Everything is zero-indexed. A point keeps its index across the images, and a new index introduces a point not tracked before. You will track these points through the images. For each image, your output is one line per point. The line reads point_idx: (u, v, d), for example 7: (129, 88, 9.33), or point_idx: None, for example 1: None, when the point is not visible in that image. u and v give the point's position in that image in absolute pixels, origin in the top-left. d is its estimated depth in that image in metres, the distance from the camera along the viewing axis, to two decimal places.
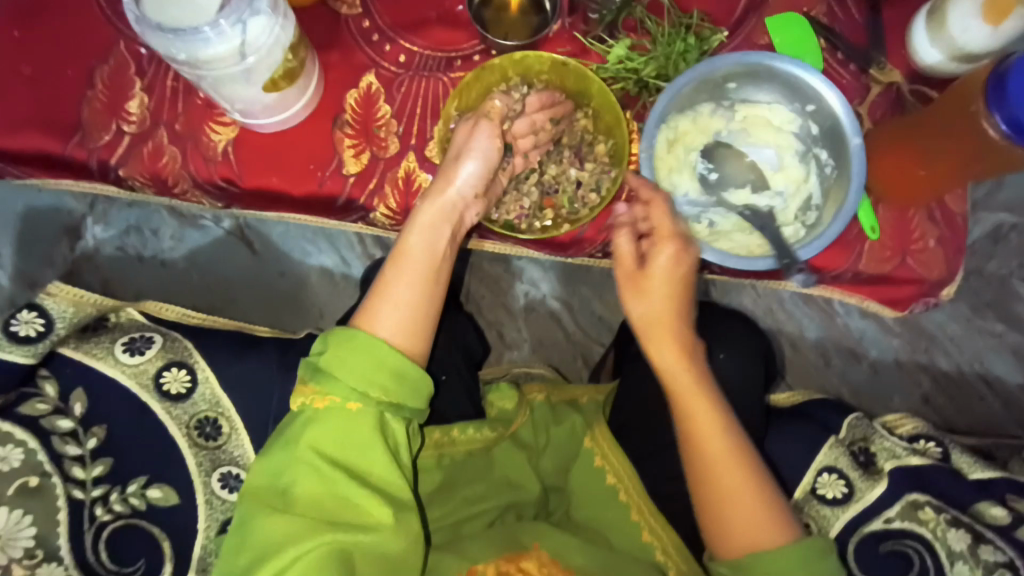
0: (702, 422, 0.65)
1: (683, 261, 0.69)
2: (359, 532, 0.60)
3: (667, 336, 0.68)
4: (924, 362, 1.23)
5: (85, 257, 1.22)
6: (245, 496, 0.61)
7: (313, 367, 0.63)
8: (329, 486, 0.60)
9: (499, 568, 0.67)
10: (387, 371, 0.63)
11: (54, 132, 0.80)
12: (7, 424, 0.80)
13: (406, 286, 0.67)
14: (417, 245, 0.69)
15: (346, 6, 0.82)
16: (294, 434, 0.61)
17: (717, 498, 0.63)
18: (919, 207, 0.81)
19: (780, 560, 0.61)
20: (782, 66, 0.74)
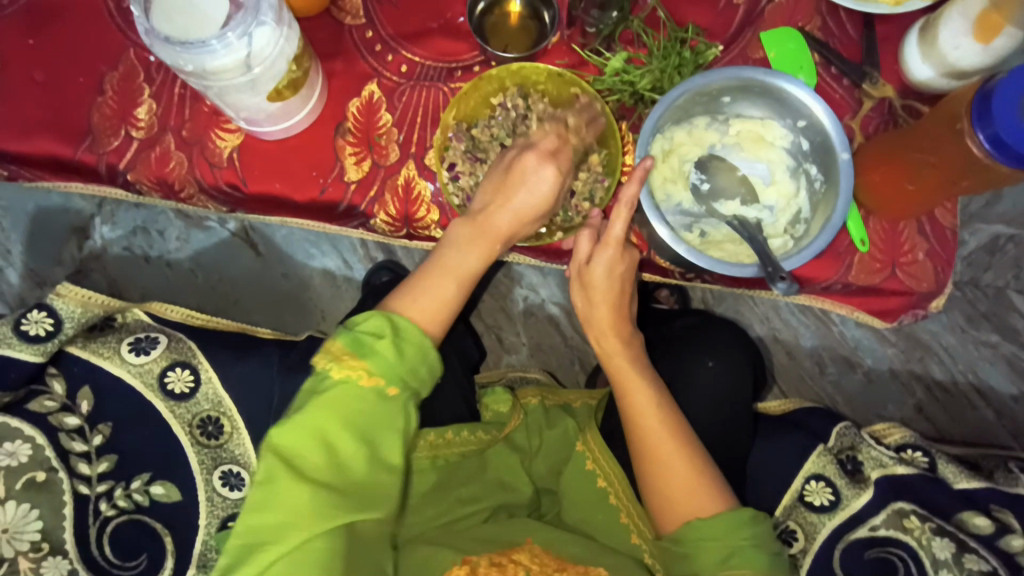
0: (635, 402, 0.70)
1: (622, 262, 0.71)
2: (370, 509, 0.60)
3: (611, 337, 0.73)
4: (919, 371, 1.24)
5: (92, 256, 1.25)
6: (264, 454, 0.58)
7: (361, 344, 0.63)
8: (354, 456, 0.60)
9: (493, 560, 0.67)
10: (422, 359, 0.65)
11: (64, 136, 0.82)
12: (16, 420, 0.82)
13: (420, 285, 0.71)
14: (454, 265, 0.72)
15: (350, 17, 0.84)
16: (330, 393, 0.60)
17: (652, 472, 0.68)
18: (909, 220, 0.82)
19: (715, 526, 0.64)
20: (771, 82, 0.75)
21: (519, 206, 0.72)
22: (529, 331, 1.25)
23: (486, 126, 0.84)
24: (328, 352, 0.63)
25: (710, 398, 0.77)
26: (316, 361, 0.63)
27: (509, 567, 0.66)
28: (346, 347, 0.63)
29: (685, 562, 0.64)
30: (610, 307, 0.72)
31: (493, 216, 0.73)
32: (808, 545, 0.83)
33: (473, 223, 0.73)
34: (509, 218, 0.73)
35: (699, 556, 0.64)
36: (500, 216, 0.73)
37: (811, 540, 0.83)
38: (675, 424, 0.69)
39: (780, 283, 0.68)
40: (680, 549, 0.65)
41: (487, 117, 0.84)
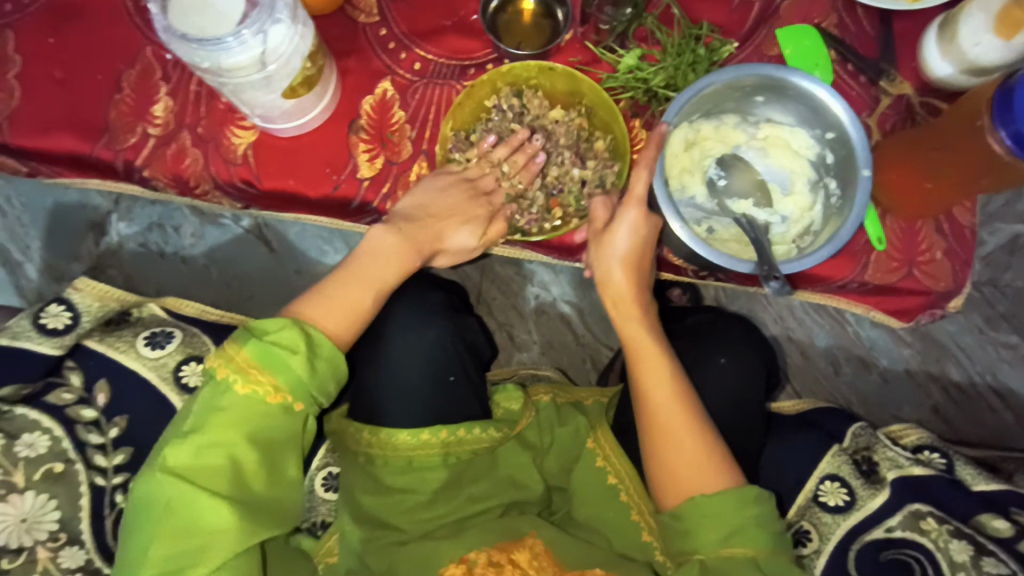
0: (648, 373, 0.69)
1: (646, 225, 0.71)
2: (280, 522, 0.61)
3: (628, 301, 0.72)
4: (935, 372, 1.22)
5: (109, 252, 1.27)
6: (165, 479, 0.56)
7: (267, 351, 0.60)
8: (260, 474, 0.60)
9: (491, 557, 0.70)
10: (331, 373, 0.64)
11: (82, 133, 0.84)
12: (35, 411, 0.82)
13: (338, 288, 0.69)
14: (371, 273, 0.72)
15: (364, 14, 0.85)
16: (231, 409, 0.59)
17: (657, 445, 0.67)
18: (927, 219, 0.81)
19: (717, 504, 0.64)
20: (808, 87, 0.74)
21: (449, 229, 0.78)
22: (540, 329, 1.25)
23: (484, 130, 0.84)
24: (232, 363, 0.60)
25: (723, 395, 0.76)
26: (215, 369, 0.60)
27: (506, 569, 0.68)
28: (254, 360, 0.60)
29: (687, 538, 0.64)
30: (629, 274, 0.72)
31: (418, 228, 0.76)
32: (822, 545, 0.82)
33: (400, 233, 0.75)
34: (430, 234, 0.77)
35: (698, 533, 0.64)
36: (427, 230, 0.77)
37: (826, 540, 0.82)
38: (686, 398, 0.69)
39: (772, 283, 0.67)
40: (679, 525, 0.65)
41: (484, 120, 0.85)
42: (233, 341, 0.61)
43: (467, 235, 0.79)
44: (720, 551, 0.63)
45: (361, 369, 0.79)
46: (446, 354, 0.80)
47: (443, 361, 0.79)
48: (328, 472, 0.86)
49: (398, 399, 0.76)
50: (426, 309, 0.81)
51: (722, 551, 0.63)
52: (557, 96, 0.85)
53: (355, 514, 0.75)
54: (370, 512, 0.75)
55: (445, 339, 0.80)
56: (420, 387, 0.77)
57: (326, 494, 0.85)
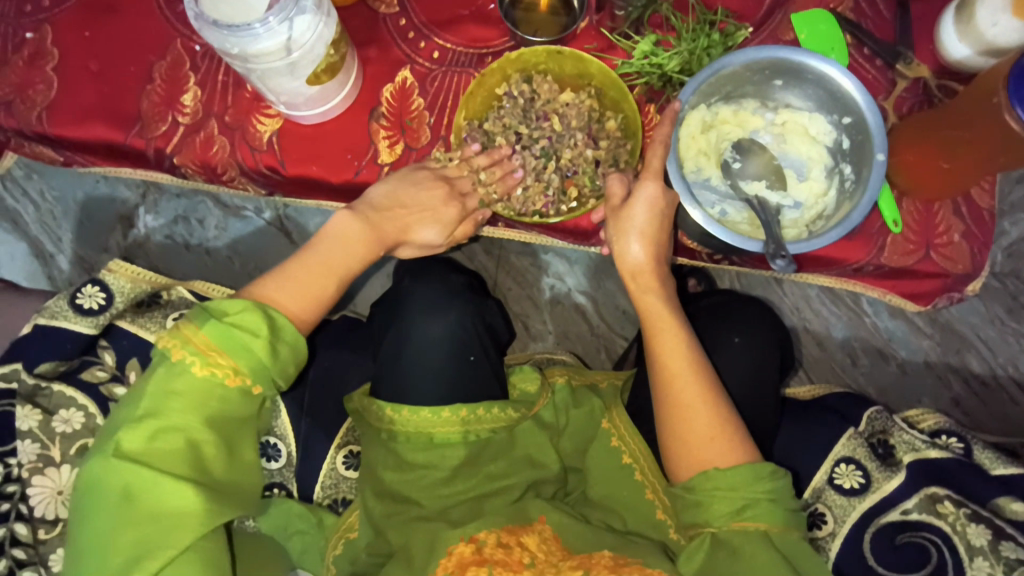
0: (665, 346, 0.70)
1: (664, 200, 0.72)
2: (242, 504, 0.63)
3: (647, 276, 0.73)
4: (955, 364, 1.21)
5: (137, 243, 1.32)
6: (120, 464, 0.57)
7: (225, 332, 0.62)
8: (219, 457, 0.61)
9: (501, 539, 0.69)
10: (292, 356, 0.66)
11: (115, 122, 0.87)
12: (71, 389, 0.85)
13: (301, 268, 0.71)
14: (335, 259, 0.74)
15: (384, 5, 0.87)
16: (187, 391, 0.60)
17: (673, 417, 0.68)
18: (945, 201, 0.81)
19: (730, 477, 0.65)
20: (827, 71, 0.74)
21: (416, 225, 0.80)
22: (555, 319, 1.26)
23: (496, 118, 0.85)
24: (190, 344, 0.61)
25: (738, 375, 0.76)
26: (169, 349, 0.61)
27: (514, 550, 0.68)
28: (212, 341, 0.61)
29: (698, 510, 0.66)
30: (647, 249, 0.73)
31: (383, 218, 0.78)
32: (837, 528, 0.82)
33: (364, 225, 0.77)
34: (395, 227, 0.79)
35: (710, 506, 0.65)
36: (391, 221, 0.79)
37: (841, 522, 0.82)
38: (702, 372, 0.70)
39: (779, 260, 0.69)
40: (692, 498, 0.66)
41: (495, 109, 0.86)
42: (190, 322, 0.62)
43: (433, 231, 0.81)
44: (732, 524, 0.64)
45: (382, 351, 0.81)
46: (468, 335, 0.81)
47: (461, 342, 0.81)
48: (350, 451, 0.88)
49: (418, 379, 0.78)
50: (447, 290, 0.84)
51: (734, 526, 0.64)
52: (566, 80, 0.86)
53: (377, 491, 0.77)
54: (393, 487, 0.77)
55: (467, 320, 0.82)
56: (438, 367, 0.78)
57: (348, 472, 0.87)
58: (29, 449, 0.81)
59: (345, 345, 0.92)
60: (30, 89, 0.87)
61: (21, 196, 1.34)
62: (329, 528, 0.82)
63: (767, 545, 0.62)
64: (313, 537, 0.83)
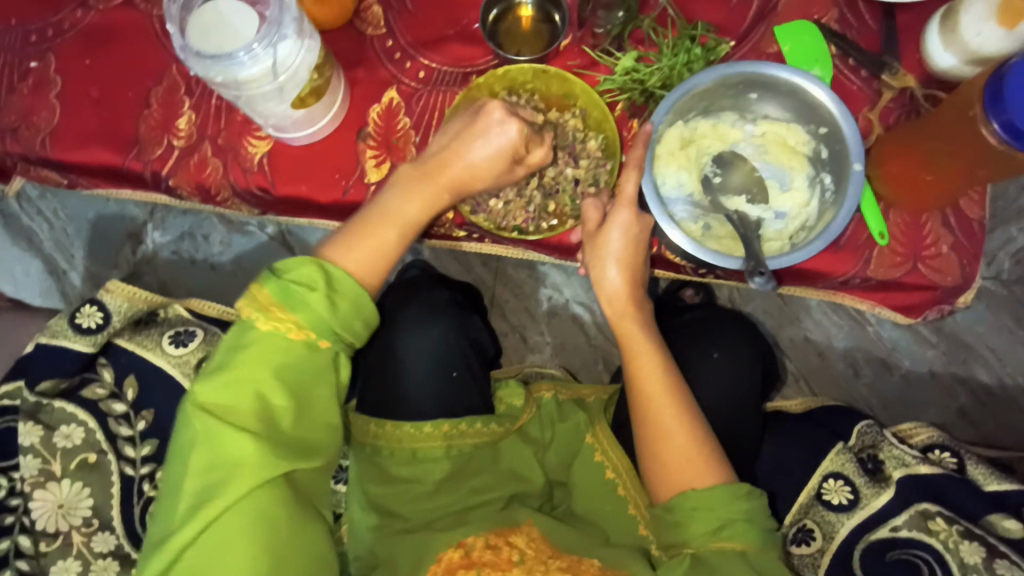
0: (643, 368, 0.71)
1: (638, 225, 0.72)
2: (309, 458, 0.64)
3: (624, 299, 0.73)
4: (962, 374, 1.19)
5: (145, 259, 1.36)
6: (195, 413, 0.60)
7: (284, 289, 0.63)
8: (287, 411, 0.62)
9: (489, 541, 0.70)
10: (359, 314, 0.66)
11: (114, 146, 0.90)
12: (71, 405, 0.88)
13: (365, 227, 0.71)
14: (400, 212, 0.73)
15: (371, 27, 0.89)
16: (255, 345, 0.62)
17: (652, 438, 0.69)
18: (932, 212, 0.80)
19: (708, 498, 0.65)
20: (801, 83, 0.74)
21: (474, 151, 0.74)
22: (552, 330, 1.27)
23: None
24: (255, 302, 0.63)
25: (718, 389, 0.76)
26: (240, 309, 0.64)
27: (503, 550, 0.69)
28: (274, 298, 0.63)
29: (678, 530, 0.66)
30: (625, 273, 0.73)
31: (443, 163, 0.74)
32: (826, 545, 0.82)
33: (422, 170, 0.75)
34: (459, 173, 0.75)
35: (688, 527, 0.65)
36: (454, 164, 0.74)
37: (830, 539, 0.82)
38: (679, 394, 0.70)
39: (758, 278, 0.69)
40: (672, 518, 0.66)
41: None
42: (257, 283, 0.64)
43: (501, 152, 0.74)
44: (711, 544, 0.64)
45: (370, 366, 0.82)
46: (451, 350, 0.82)
47: (444, 357, 0.82)
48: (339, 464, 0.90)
49: (405, 391, 0.79)
50: (431, 305, 0.84)
51: (713, 546, 0.64)
52: (551, 100, 0.87)
53: (363, 504, 0.78)
54: (377, 502, 0.77)
55: (450, 336, 0.83)
56: (421, 381, 0.80)
57: (338, 485, 0.89)
58: (31, 464, 0.84)
59: None
60: (35, 116, 0.91)
61: (35, 214, 1.38)
62: None
63: (743, 564, 0.62)
64: None
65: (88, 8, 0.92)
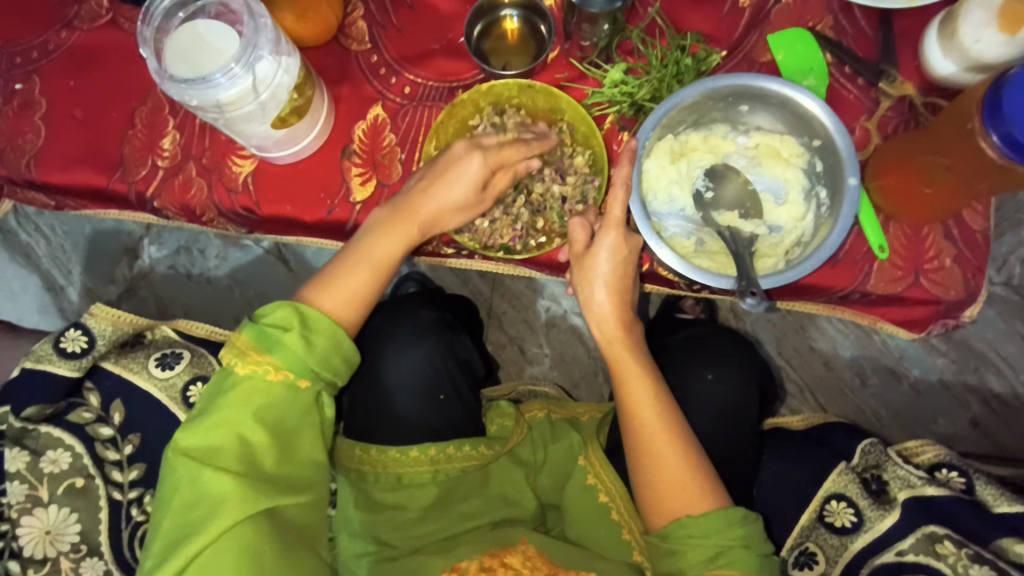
0: (633, 394, 0.69)
1: (626, 248, 0.70)
2: (294, 497, 0.63)
3: (613, 323, 0.70)
4: (973, 383, 1.16)
5: (140, 274, 1.36)
6: (177, 458, 0.60)
7: (260, 333, 0.63)
8: (270, 451, 0.62)
9: (483, 564, 0.69)
10: (338, 352, 0.66)
11: (98, 167, 0.89)
12: (58, 430, 0.87)
13: (340, 270, 0.73)
14: (375, 250, 0.74)
15: (356, 43, 0.88)
16: (234, 389, 0.62)
17: (645, 465, 0.67)
18: (934, 224, 0.77)
19: (702, 525, 0.63)
20: (791, 95, 0.72)
21: (440, 194, 0.74)
22: (551, 342, 1.25)
23: None
24: (234, 348, 0.63)
25: (712, 410, 0.74)
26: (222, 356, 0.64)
27: (498, 571, 0.68)
28: (252, 342, 0.63)
29: (673, 559, 0.64)
30: (614, 299, 0.70)
31: (416, 201, 0.74)
32: (828, 568, 0.79)
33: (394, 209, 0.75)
34: (431, 210, 0.74)
35: (683, 556, 0.63)
36: (423, 202, 0.74)
37: (833, 563, 0.79)
38: (672, 421, 0.68)
39: (749, 298, 0.66)
40: (668, 547, 0.64)
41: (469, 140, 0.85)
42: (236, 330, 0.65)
43: (469, 185, 0.74)
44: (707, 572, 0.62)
45: (357, 387, 0.81)
46: (438, 372, 0.80)
47: (432, 379, 0.80)
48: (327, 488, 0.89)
49: (392, 415, 0.78)
50: (414, 325, 0.82)
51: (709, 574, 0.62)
52: (538, 114, 0.85)
53: (349, 532, 0.75)
54: (363, 530, 0.74)
55: (437, 357, 0.81)
56: (409, 405, 0.78)
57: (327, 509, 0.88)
58: (19, 490, 0.84)
59: None
60: (20, 138, 0.90)
61: (32, 231, 1.38)
62: None
63: None
64: None
65: (72, 29, 0.92)
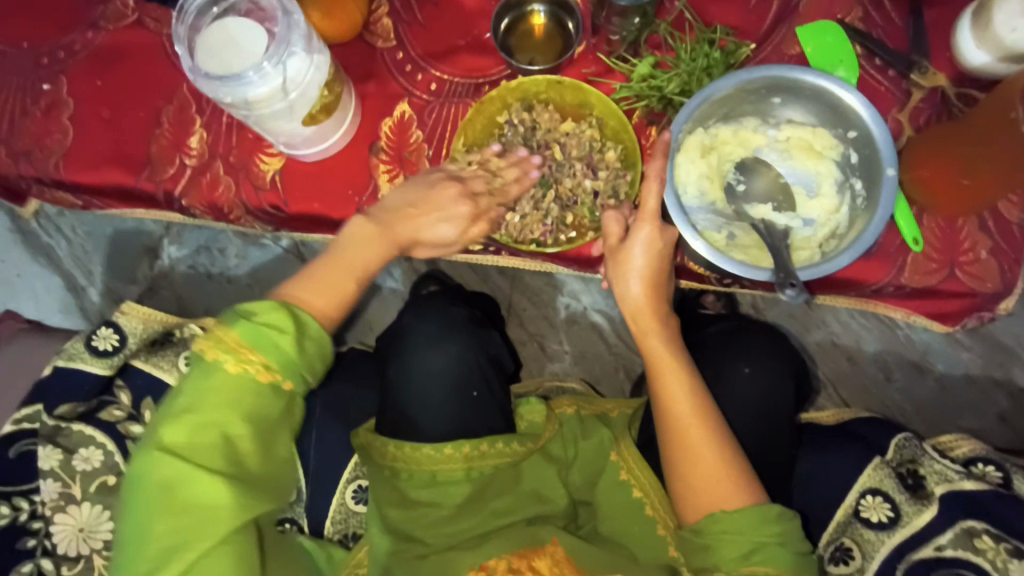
0: (668, 387, 0.68)
1: (661, 238, 0.70)
2: (274, 498, 0.64)
3: (647, 315, 0.71)
4: (1000, 377, 1.14)
5: (161, 274, 1.36)
6: (162, 457, 0.58)
7: (251, 330, 0.62)
8: (254, 452, 0.62)
9: (511, 565, 0.70)
10: (320, 355, 0.66)
11: (126, 167, 0.89)
12: (89, 428, 0.87)
13: (321, 271, 0.71)
14: (354, 261, 0.73)
15: (381, 40, 0.88)
16: (221, 387, 0.61)
17: (678, 459, 0.66)
18: (970, 216, 0.76)
19: (735, 521, 0.63)
20: (826, 86, 0.71)
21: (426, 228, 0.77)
22: (572, 339, 1.24)
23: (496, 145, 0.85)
24: (222, 344, 0.62)
25: (747, 404, 0.74)
26: (204, 350, 0.62)
27: None
28: (243, 340, 0.62)
29: (706, 554, 0.63)
30: (648, 291, 0.71)
31: (400, 219, 0.76)
32: (865, 564, 0.78)
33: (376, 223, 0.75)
34: (411, 233, 0.77)
35: (718, 551, 0.63)
36: (407, 224, 0.76)
37: (869, 559, 0.79)
38: (707, 415, 0.67)
39: (788, 290, 0.66)
40: (700, 541, 0.64)
41: (496, 136, 0.85)
42: (222, 322, 0.63)
43: (449, 227, 0.77)
44: (741, 569, 0.62)
45: (388, 384, 0.81)
46: (470, 368, 0.81)
47: (464, 375, 0.80)
48: (358, 485, 0.88)
49: (423, 411, 0.78)
50: (447, 323, 0.83)
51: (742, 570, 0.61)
52: (566, 109, 0.85)
53: (382, 528, 0.76)
54: (397, 524, 0.75)
55: (469, 353, 0.81)
56: (441, 401, 0.78)
57: (357, 506, 0.88)
58: (52, 488, 0.84)
59: (351, 378, 0.92)
60: (47, 138, 0.91)
61: (54, 232, 1.39)
62: (339, 562, 0.81)
63: None
64: None
65: (98, 29, 0.92)
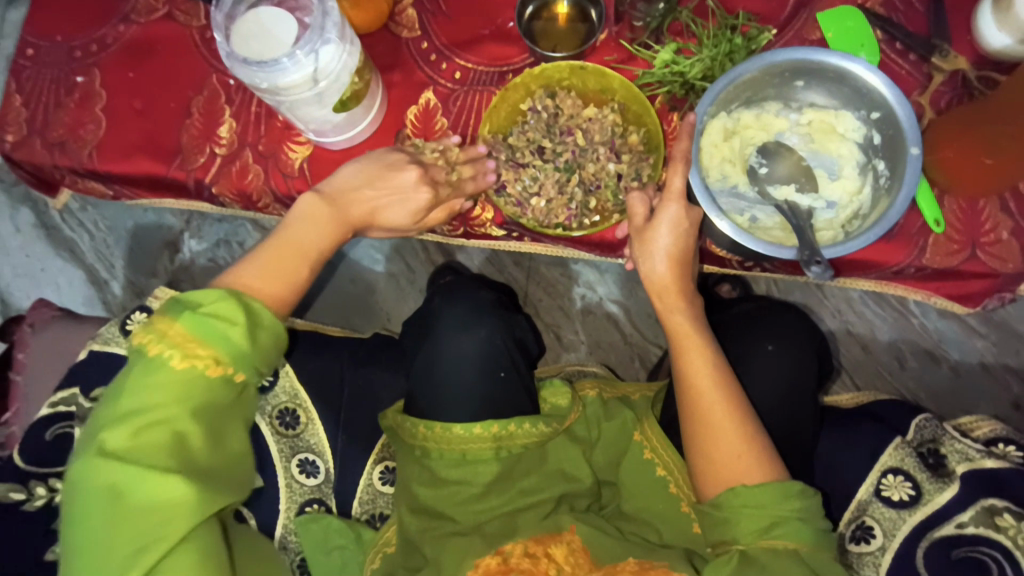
0: (691, 364, 0.69)
1: (687, 219, 0.71)
2: (233, 490, 0.64)
3: (672, 293, 0.72)
4: (1015, 365, 1.15)
5: (182, 267, 1.38)
6: (107, 461, 0.58)
7: (195, 321, 0.62)
8: (207, 448, 0.62)
9: (527, 549, 0.72)
10: (274, 344, 0.67)
11: (157, 156, 0.91)
12: None
13: (272, 254, 0.73)
14: (304, 241, 0.76)
15: (406, 30, 0.89)
16: (168, 383, 0.61)
17: (701, 436, 0.67)
18: (990, 197, 0.77)
19: (759, 495, 0.63)
20: (849, 68, 0.73)
21: (383, 213, 0.80)
22: (587, 329, 1.26)
23: (520, 132, 0.86)
24: (166, 338, 0.62)
25: (773, 383, 0.75)
26: (146, 345, 0.62)
27: (541, 561, 0.71)
28: (189, 332, 0.62)
29: (726, 527, 0.64)
30: (673, 270, 0.72)
31: (350, 200, 0.79)
32: (887, 542, 0.80)
33: (330, 204, 0.78)
34: (364, 212, 0.80)
35: (737, 524, 0.64)
36: (359, 205, 0.80)
37: (891, 536, 0.80)
38: (731, 390, 0.68)
39: (814, 267, 0.67)
40: (719, 515, 0.65)
41: (519, 123, 0.87)
42: (166, 315, 0.63)
43: (403, 213, 0.81)
44: (760, 542, 0.63)
45: (415, 367, 0.83)
46: (498, 350, 0.82)
47: (491, 357, 0.82)
48: (385, 467, 0.89)
49: (451, 392, 0.79)
50: (476, 306, 0.85)
51: (761, 544, 0.63)
52: (589, 95, 0.86)
53: (412, 505, 0.77)
54: (429, 502, 0.77)
55: (496, 336, 0.83)
56: (467, 381, 0.80)
57: (384, 487, 0.89)
58: None
59: (375, 363, 0.93)
60: (81, 129, 0.93)
61: (77, 226, 1.42)
62: (368, 542, 0.84)
63: (796, 562, 0.61)
64: (352, 552, 0.84)
65: (129, 22, 0.94)
